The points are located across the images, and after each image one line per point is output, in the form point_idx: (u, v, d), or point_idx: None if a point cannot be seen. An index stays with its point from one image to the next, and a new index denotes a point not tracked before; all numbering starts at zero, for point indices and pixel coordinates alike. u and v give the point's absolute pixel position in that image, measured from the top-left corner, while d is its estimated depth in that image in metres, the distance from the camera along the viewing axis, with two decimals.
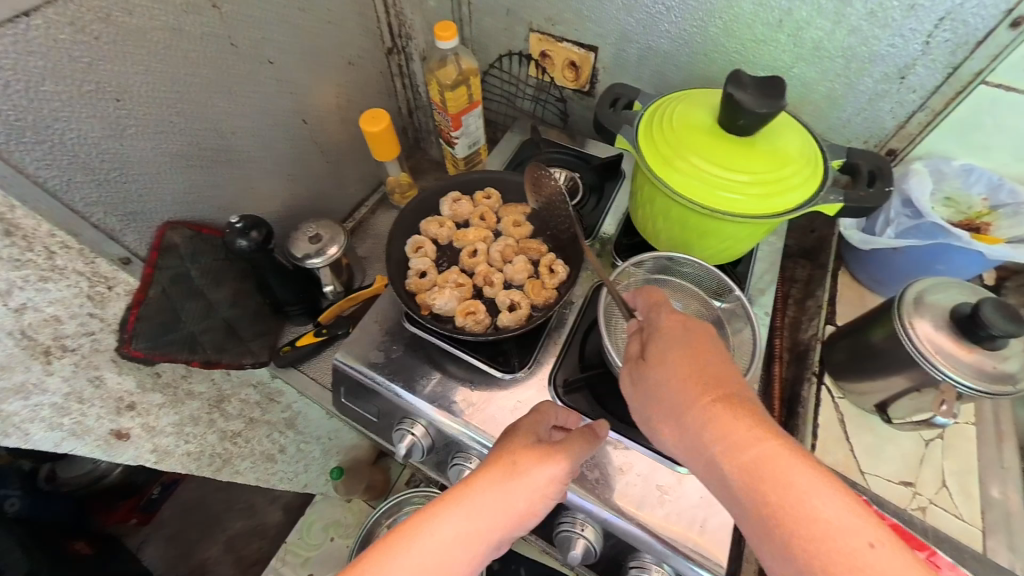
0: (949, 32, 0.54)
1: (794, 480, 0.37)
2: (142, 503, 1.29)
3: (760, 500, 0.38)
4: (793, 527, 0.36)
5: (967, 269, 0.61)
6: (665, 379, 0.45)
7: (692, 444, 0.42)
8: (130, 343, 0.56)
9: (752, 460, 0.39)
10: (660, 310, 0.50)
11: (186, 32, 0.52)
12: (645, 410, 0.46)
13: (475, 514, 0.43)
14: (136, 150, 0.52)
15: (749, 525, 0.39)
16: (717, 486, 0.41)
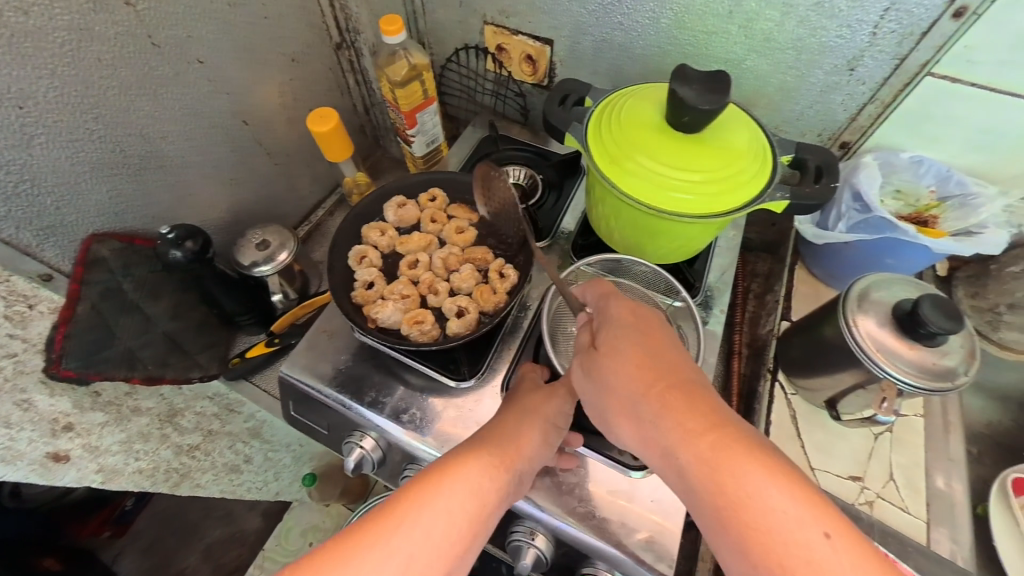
0: (895, 23, 0.53)
1: (749, 474, 0.35)
2: (115, 515, 1.24)
3: (714, 494, 0.35)
4: (749, 521, 0.34)
5: (915, 262, 0.62)
6: (616, 367, 0.41)
7: (647, 436, 0.39)
8: (58, 363, 0.54)
9: (706, 451, 0.36)
10: (611, 296, 0.47)
11: (96, 32, 0.49)
12: (598, 401, 0.42)
13: (504, 444, 0.47)
14: (47, 159, 0.48)
15: (704, 522, 0.36)
16: (670, 482, 0.38)
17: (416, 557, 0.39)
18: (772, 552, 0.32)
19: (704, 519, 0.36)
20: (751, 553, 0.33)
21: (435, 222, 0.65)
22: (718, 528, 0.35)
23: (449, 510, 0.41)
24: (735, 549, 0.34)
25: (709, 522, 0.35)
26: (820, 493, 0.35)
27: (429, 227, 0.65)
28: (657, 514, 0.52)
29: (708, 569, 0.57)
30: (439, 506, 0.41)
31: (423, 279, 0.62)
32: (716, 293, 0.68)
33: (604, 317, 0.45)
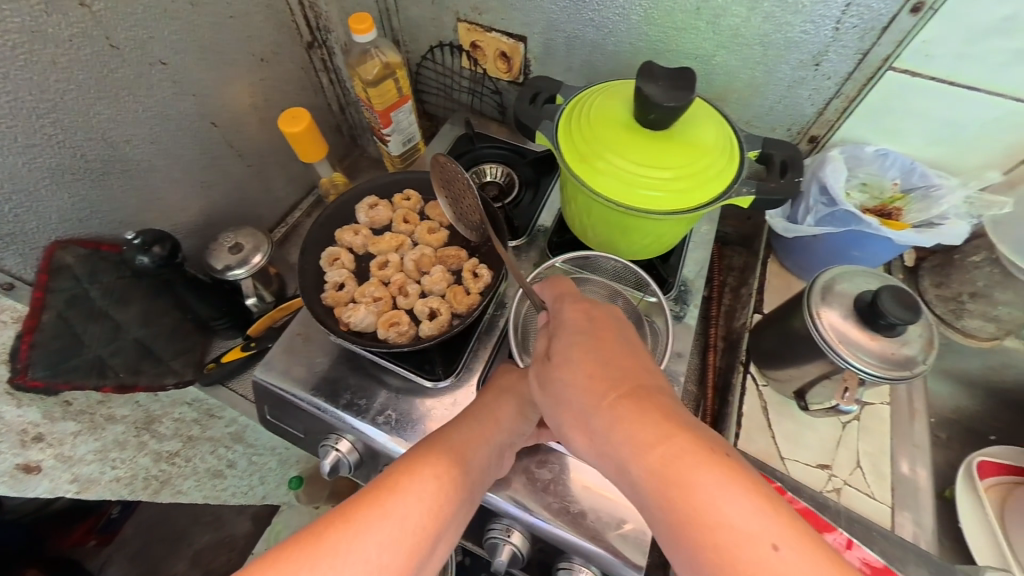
0: (856, 18, 0.54)
1: (699, 485, 0.34)
2: (100, 524, 1.23)
3: (665, 507, 0.35)
4: (698, 534, 0.33)
5: (880, 254, 0.63)
6: (570, 378, 0.42)
7: (601, 449, 0.39)
8: (25, 373, 0.53)
9: (656, 462, 0.35)
10: (564, 302, 0.48)
11: (50, 35, 0.47)
12: (556, 414, 0.43)
13: (485, 414, 0.49)
14: (3, 166, 0.47)
15: (661, 536, 0.35)
16: (628, 494, 0.38)
17: (413, 521, 0.39)
18: (722, 565, 0.32)
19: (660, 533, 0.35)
20: (703, 567, 0.33)
21: (407, 224, 0.65)
22: (672, 541, 0.34)
23: (442, 475, 0.42)
24: (688, 563, 0.33)
25: (664, 536, 0.35)
26: (777, 500, 0.33)
27: (401, 228, 0.64)
28: (630, 507, 0.52)
29: None
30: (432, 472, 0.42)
31: (396, 281, 0.62)
32: (690, 288, 0.69)
33: (557, 325, 0.46)
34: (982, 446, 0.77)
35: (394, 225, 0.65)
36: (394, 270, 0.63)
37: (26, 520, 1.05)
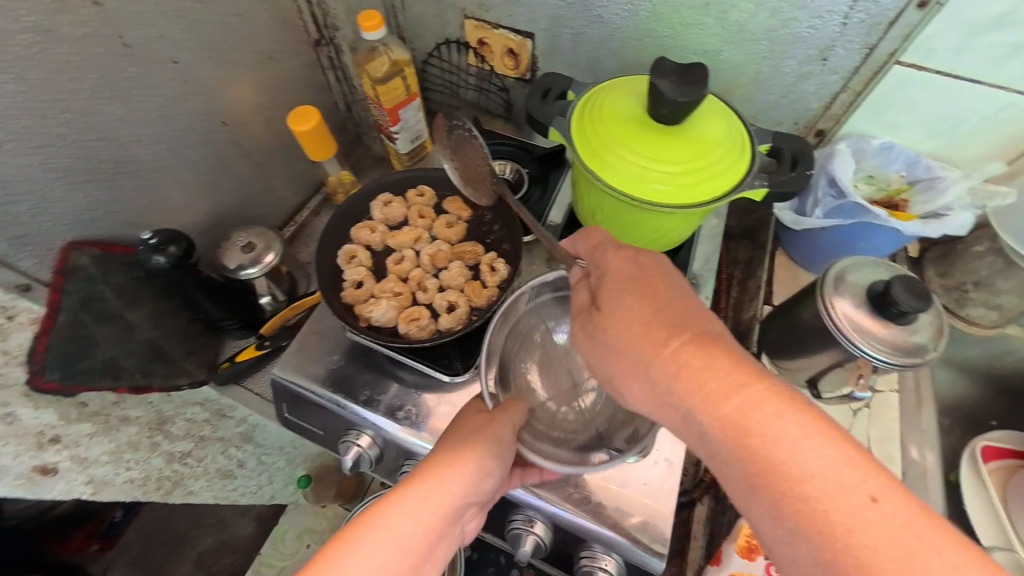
0: (863, 13, 0.55)
1: (781, 435, 0.35)
2: (101, 528, 1.22)
3: (746, 458, 0.36)
4: (781, 483, 0.34)
5: (885, 245, 0.64)
6: (625, 332, 0.42)
7: (663, 399, 0.40)
8: (41, 376, 0.54)
9: (732, 413, 0.37)
10: (605, 251, 0.48)
11: (64, 34, 0.47)
12: (607, 366, 0.43)
13: (456, 443, 0.45)
14: (16, 166, 0.46)
15: (733, 485, 0.37)
16: (696, 445, 0.39)
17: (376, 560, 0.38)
18: (807, 513, 0.33)
19: (736, 484, 0.37)
20: (785, 513, 0.34)
21: (423, 219, 0.65)
22: (750, 492, 0.36)
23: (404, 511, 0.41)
24: (769, 511, 0.35)
25: (742, 486, 0.36)
26: (856, 447, 0.35)
27: (418, 223, 0.65)
28: (649, 498, 0.53)
29: (699, 545, 0.60)
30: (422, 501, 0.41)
31: (417, 274, 0.63)
32: (700, 281, 0.70)
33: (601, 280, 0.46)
34: (982, 431, 0.79)
35: (412, 221, 0.65)
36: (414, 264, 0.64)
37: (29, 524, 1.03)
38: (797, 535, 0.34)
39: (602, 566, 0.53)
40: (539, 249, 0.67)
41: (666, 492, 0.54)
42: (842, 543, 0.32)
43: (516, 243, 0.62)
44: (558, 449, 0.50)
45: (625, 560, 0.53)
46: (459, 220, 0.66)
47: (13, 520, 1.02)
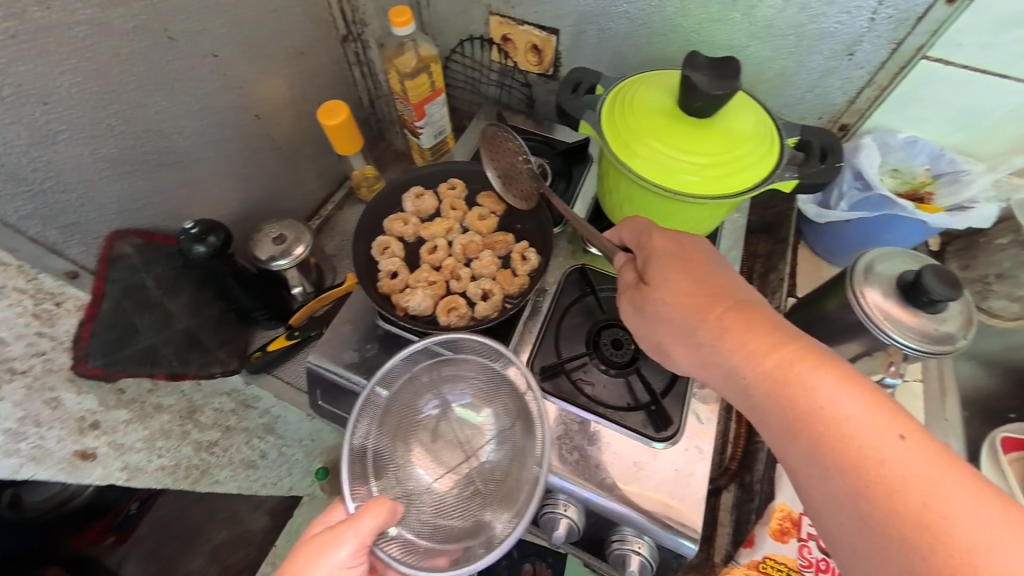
0: (892, 9, 0.56)
1: (816, 384, 0.39)
2: (117, 520, 1.20)
3: (782, 404, 0.40)
4: (817, 426, 0.38)
5: (910, 237, 0.65)
6: (669, 299, 0.48)
7: (706, 358, 0.45)
8: (85, 361, 0.55)
9: (769, 366, 0.42)
10: (649, 234, 0.54)
11: (114, 27, 0.48)
12: (653, 333, 0.49)
13: None
14: (70, 157, 0.48)
15: (773, 432, 0.41)
16: (739, 398, 0.44)
17: None
18: (842, 451, 0.37)
19: (773, 430, 0.41)
20: (823, 452, 0.38)
21: (454, 211, 0.68)
22: (788, 436, 0.40)
23: None
24: (805, 453, 0.39)
25: (779, 432, 0.40)
26: (888, 398, 0.38)
27: (450, 215, 0.68)
28: (679, 481, 0.55)
29: (726, 531, 0.62)
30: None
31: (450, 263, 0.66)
32: None
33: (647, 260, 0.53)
34: (999, 423, 0.80)
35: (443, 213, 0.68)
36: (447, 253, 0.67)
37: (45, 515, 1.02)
38: (833, 472, 0.37)
39: (634, 549, 0.54)
40: (563, 242, 0.69)
41: (698, 478, 0.55)
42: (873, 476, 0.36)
43: (546, 234, 0.66)
44: (428, 544, 0.49)
45: (657, 543, 0.54)
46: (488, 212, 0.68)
47: (32, 512, 1.01)
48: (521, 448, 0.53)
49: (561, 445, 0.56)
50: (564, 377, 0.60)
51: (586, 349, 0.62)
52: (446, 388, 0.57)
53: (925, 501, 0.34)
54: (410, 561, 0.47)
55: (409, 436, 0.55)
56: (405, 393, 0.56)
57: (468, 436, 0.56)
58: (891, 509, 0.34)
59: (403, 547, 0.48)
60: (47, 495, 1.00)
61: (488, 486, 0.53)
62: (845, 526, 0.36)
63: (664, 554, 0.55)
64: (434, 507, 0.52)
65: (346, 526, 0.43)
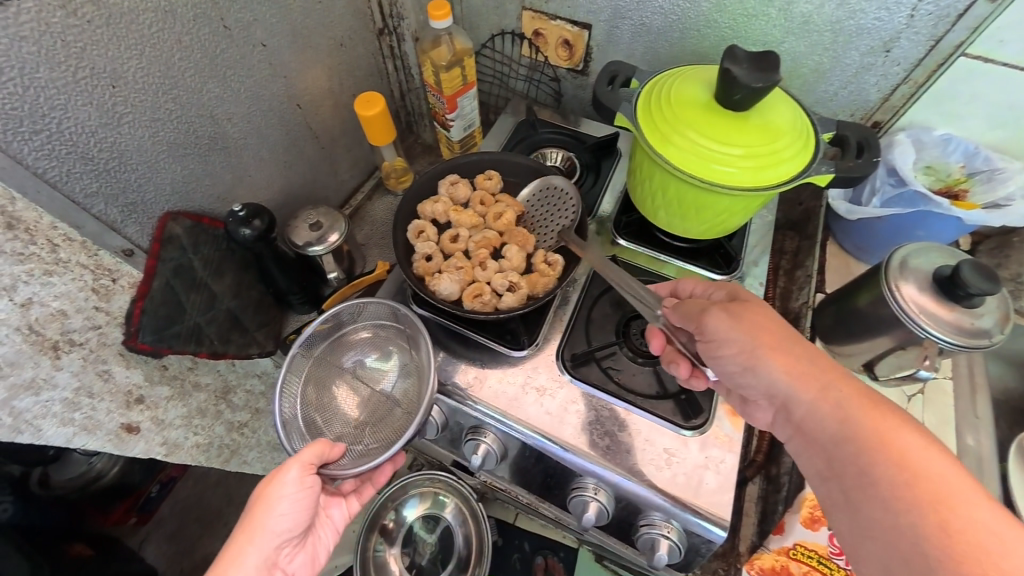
0: (932, 5, 0.56)
1: (898, 416, 0.43)
2: (140, 503, 1.09)
3: (866, 422, 0.43)
4: (896, 446, 0.41)
5: (944, 233, 0.65)
6: (757, 315, 0.51)
7: (801, 372, 0.47)
8: (136, 336, 0.55)
9: (856, 391, 0.45)
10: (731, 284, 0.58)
11: (179, 15, 0.51)
12: (752, 338, 0.49)
13: (270, 507, 0.49)
14: (132, 138, 0.51)
15: (851, 446, 0.43)
16: (824, 413, 0.45)
17: None
18: (918, 472, 0.39)
19: (833, 438, 0.44)
20: (899, 470, 0.40)
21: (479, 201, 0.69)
22: (848, 443, 0.43)
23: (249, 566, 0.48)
24: (879, 466, 0.40)
25: (841, 440, 0.43)
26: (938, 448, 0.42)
27: (476, 205, 0.69)
28: (710, 467, 0.55)
29: (752, 522, 0.63)
30: (252, 548, 0.48)
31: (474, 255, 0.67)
32: (752, 267, 0.72)
33: (720, 293, 0.57)
34: None
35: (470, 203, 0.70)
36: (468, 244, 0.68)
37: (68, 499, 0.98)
38: (885, 478, 0.40)
39: (662, 534, 0.55)
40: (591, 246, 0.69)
41: (728, 464, 0.55)
42: (925, 483, 0.38)
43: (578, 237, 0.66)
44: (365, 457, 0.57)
45: (685, 528, 0.55)
46: (512, 206, 0.69)
47: (61, 491, 0.96)
48: (420, 363, 0.61)
49: (593, 431, 0.57)
50: (594, 365, 0.61)
51: (616, 338, 0.63)
52: (351, 349, 0.65)
53: (965, 511, 0.36)
54: (356, 466, 0.55)
55: (333, 395, 0.63)
56: (317, 369, 0.63)
57: (380, 378, 0.64)
58: (934, 512, 0.37)
59: (352, 457, 0.57)
60: (77, 474, 0.97)
61: (404, 402, 0.61)
62: (885, 525, 0.39)
63: (693, 539, 0.56)
64: (370, 435, 0.60)
65: (291, 457, 0.51)
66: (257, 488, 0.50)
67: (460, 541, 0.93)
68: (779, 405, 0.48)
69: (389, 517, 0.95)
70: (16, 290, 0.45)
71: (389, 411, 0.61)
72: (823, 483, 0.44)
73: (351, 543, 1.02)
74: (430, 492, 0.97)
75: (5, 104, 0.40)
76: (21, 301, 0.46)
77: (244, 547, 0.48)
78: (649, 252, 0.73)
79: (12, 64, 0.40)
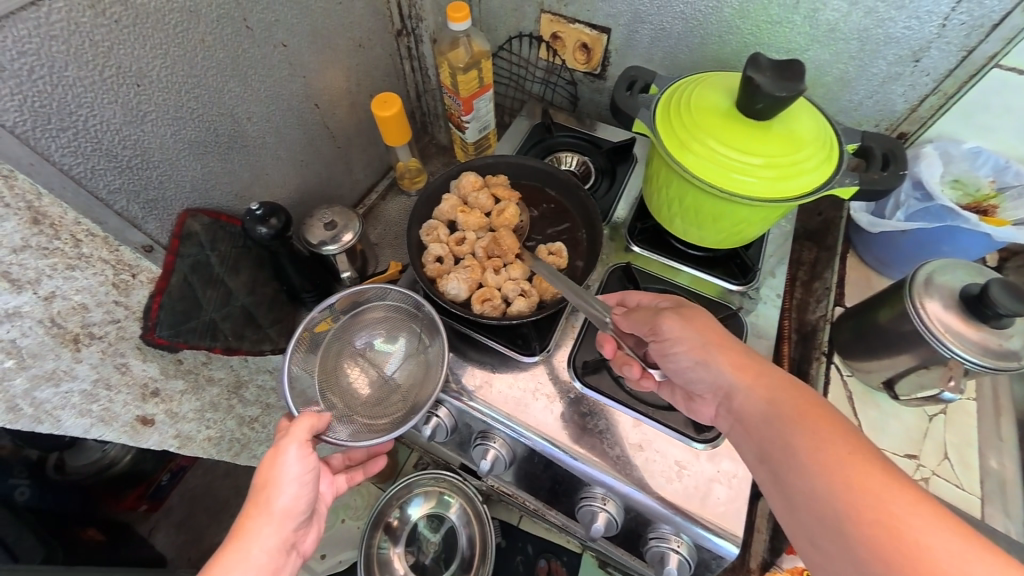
0: (965, 15, 0.55)
1: (827, 405, 0.42)
2: (151, 490, 1.11)
3: (797, 409, 0.42)
4: (822, 428, 0.40)
5: (971, 249, 0.63)
6: (702, 315, 0.51)
7: (739, 363, 0.47)
8: (153, 330, 0.56)
9: (788, 382, 0.45)
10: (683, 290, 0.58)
11: (202, 15, 0.51)
12: (696, 332, 0.49)
13: (278, 488, 0.48)
14: (155, 136, 0.51)
15: (781, 430, 0.42)
16: (757, 401, 0.45)
17: None
18: (843, 454, 0.38)
19: (765, 420, 0.43)
20: (823, 452, 0.39)
21: (485, 197, 0.69)
22: (777, 424, 0.42)
23: (267, 551, 0.46)
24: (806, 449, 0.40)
25: (771, 422, 0.43)
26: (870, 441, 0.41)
27: (479, 201, 0.69)
28: (721, 480, 0.55)
29: (764, 539, 0.62)
30: (269, 528, 0.47)
31: (479, 254, 0.67)
32: (768, 278, 0.71)
33: (666, 300, 0.56)
34: None
35: (473, 197, 0.69)
36: (471, 242, 0.68)
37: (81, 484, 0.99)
38: (808, 454, 0.39)
39: (672, 548, 0.54)
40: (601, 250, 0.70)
41: (741, 478, 0.55)
42: (842, 456, 0.38)
43: (593, 244, 0.67)
44: (364, 431, 0.59)
45: (696, 543, 0.54)
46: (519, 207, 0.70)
47: (75, 476, 0.98)
48: (429, 354, 0.62)
49: (604, 441, 0.57)
50: (605, 373, 0.61)
51: None
52: (363, 329, 0.66)
53: (877, 481, 0.36)
54: (357, 440, 0.57)
55: (343, 375, 0.63)
56: (333, 348, 0.65)
57: (385, 360, 0.65)
58: (849, 484, 0.37)
59: (349, 432, 0.58)
60: (88, 462, 0.98)
61: (407, 387, 0.62)
62: (811, 499, 0.38)
63: (703, 554, 0.55)
64: (369, 412, 0.61)
65: (284, 438, 0.49)
66: (259, 471, 0.48)
67: (464, 541, 0.94)
68: (722, 395, 0.48)
69: (393, 515, 0.95)
70: (41, 283, 0.46)
71: (391, 393, 0.62)
72: (759, 469, 0.43)
73: (355, 539, 1.03)
74: (434, 491, 0.97)
75: (34, 102, 0.41)
76: (45, 294, 0.47)
77: (261, 529, 0.46)
78: (664, 260, 0.72)
79: (42, 63, 0.41)
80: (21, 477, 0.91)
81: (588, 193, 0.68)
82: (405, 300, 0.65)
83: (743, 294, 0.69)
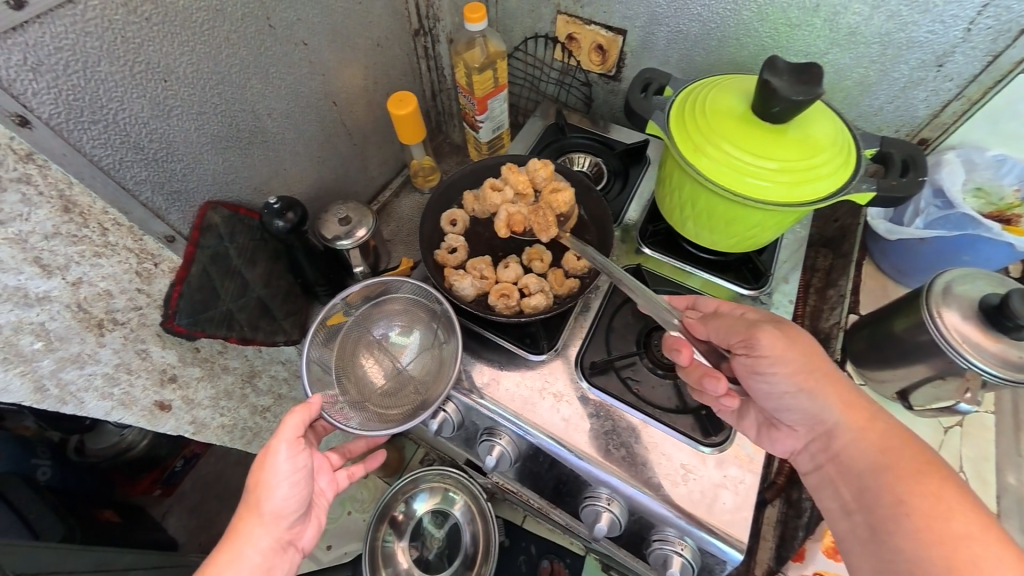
0: (992, 19, 0.54)
1: (940, 465, 0.43)
2: (165, 475, 1.14)
3: (903, 464, 0.44)
4: (922, 486, 0.42)
5: (994, 260, 0.62)
6: (804, 339, 0.51)
7: (847, 403, 0.49)
8: (173, 319, 0.58)
9: (900, 436, 0.46)
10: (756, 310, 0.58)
11: (228, 13, 0.53)
12: (804, 360, 0.50)
13: (268, 491, 0.49)
14: (180, 130, 0.53)
15: (882, 481, 0.44)
16: (862, 448, 0.47)
17: None
18: (941, 516, 0.40)
19: (867, 467, 0.46)
20: (923, 510, 0.41)
21: (543, 175, 0.68)
22: (880, 474, 0.44)
23: (260, 552, 0.48)
24: (903, 504, 0.42)
25: (875, 471, 0.45)
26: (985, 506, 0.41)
27: (536, 175, 0.69)
28: (728, 487, 0.54)
29: (770, 547, 0.63)
30: (261, 529, 0.48)
31: (502, 219, 0.67)
32: (782, 284, 0.70)
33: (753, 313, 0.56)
34: None
35: (530, 167, 0.69)
36: (502, 203, 0.68)
37: (100, 465, 1.03)
38: (909, 510, 0.41)
39: (676, 551, 0.54)
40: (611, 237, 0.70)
41: (747, 484, 0.54)
42: (944, 520, 0.40)
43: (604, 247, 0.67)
44: (376, 422, 0.60)
45: (700, 547, 0.54)
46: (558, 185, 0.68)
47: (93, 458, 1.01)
48: (444, 350, 0.63)
49: (609, 441, 0.57)
50: (614, 374, 0.61)
51: (637, 349, 0.62)
52: (381, 320, 0.67)
53: (975, 549, 0.38)
54: (368, 429, 0.58)
55: (358, 364, 0.65)
56: (352, 339, 0.66)
57: (402, 352, 0.66)
58: (950, 556, 0.38)
59: (360, 420, 0.59)
60: (108, 444, 1.01)
61: (419, 381, 0.63)
62: (904, 556, 0.40)
63: (707, 559, 0.55)
64: (382, 403, 0.62)
65: (272, 441, 0.50)
66: (249, 474, 0.49)
67: (467, 539, 0.94)
68: (821, 434, 0.50)
69: (399, 509, 0.96)
70: (69, 269, 0.48)
71: (404, 386, 0.64)
72: (847, 518, 0.45)
73: (361, 532, 1.04)
74: (440, 487, 0.97)
75: (68, 95, 0.43)
76: (73, 279, 0.49)
77: (253, 531, 0.48)
78: (676, 263, 0.72)
79: (76, 58, 0.42)
80: (44, 456, 0.94)
81: (604, 199, 0.68)
82: (421, 291, 0.66)
83: (754, 299, 0.68)
